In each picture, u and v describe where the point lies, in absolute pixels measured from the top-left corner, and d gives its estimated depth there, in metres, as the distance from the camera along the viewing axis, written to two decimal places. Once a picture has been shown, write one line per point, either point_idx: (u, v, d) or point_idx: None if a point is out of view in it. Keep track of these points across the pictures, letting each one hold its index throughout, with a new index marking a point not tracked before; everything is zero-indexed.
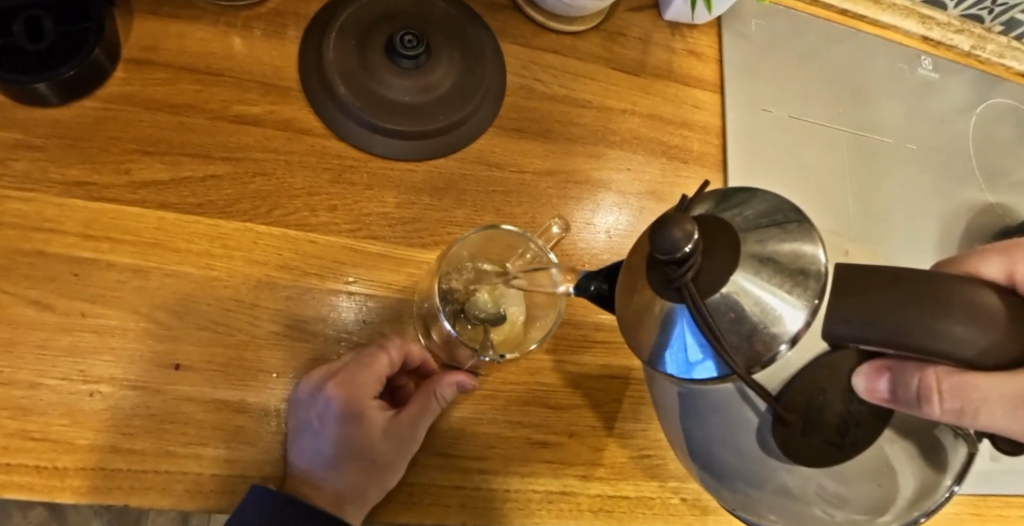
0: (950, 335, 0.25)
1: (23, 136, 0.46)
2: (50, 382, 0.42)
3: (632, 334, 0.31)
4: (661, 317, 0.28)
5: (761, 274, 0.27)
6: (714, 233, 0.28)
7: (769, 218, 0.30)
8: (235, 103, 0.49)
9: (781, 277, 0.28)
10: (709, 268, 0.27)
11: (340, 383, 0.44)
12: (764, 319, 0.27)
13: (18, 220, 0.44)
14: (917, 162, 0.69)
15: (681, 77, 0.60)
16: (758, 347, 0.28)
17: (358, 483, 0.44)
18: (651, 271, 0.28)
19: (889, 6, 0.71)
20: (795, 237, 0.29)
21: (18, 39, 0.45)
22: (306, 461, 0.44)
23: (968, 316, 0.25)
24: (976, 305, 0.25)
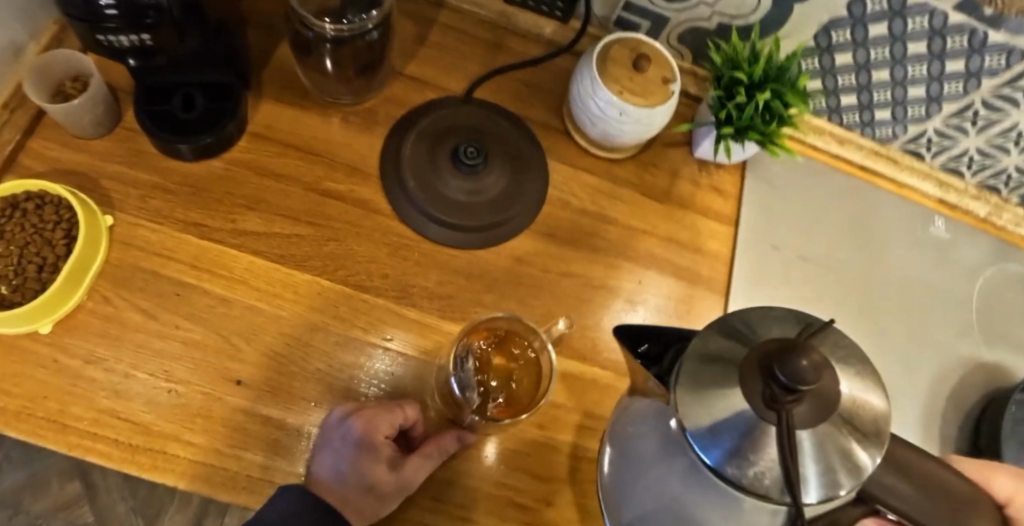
0: (904, 497, 0.27)
1: (162, 182, 0.59)
2: (140, 375, 0.54)
3: (682, 403, 0.29)
4: (739, 434, 0.27)
5: (841, 421, 0.28)
6: (822, 378, 0.28)
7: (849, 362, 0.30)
8: (326, 179, 0.62)
9: (856, 432, 0.28)
10: (806, 402, 0.27)
11: (365, 419, 0.52)
12: (832, 464, 0.27)
13: (145, 244, 0.57)
14: (915, 314, 0.74)
15: (699, 209, 0.69)
16: (809, 491, 0.28)
17: (359, 507, 0.51)
18: (750, 380, 0.27)
19: (909, 168, 0.77)
20: (868, 385, 0.30)
21: (176, 108, 0.59)
22: (323, 475, 0.52)
23: (938, 492, 0.27)
24: (956, 489, 0.28)
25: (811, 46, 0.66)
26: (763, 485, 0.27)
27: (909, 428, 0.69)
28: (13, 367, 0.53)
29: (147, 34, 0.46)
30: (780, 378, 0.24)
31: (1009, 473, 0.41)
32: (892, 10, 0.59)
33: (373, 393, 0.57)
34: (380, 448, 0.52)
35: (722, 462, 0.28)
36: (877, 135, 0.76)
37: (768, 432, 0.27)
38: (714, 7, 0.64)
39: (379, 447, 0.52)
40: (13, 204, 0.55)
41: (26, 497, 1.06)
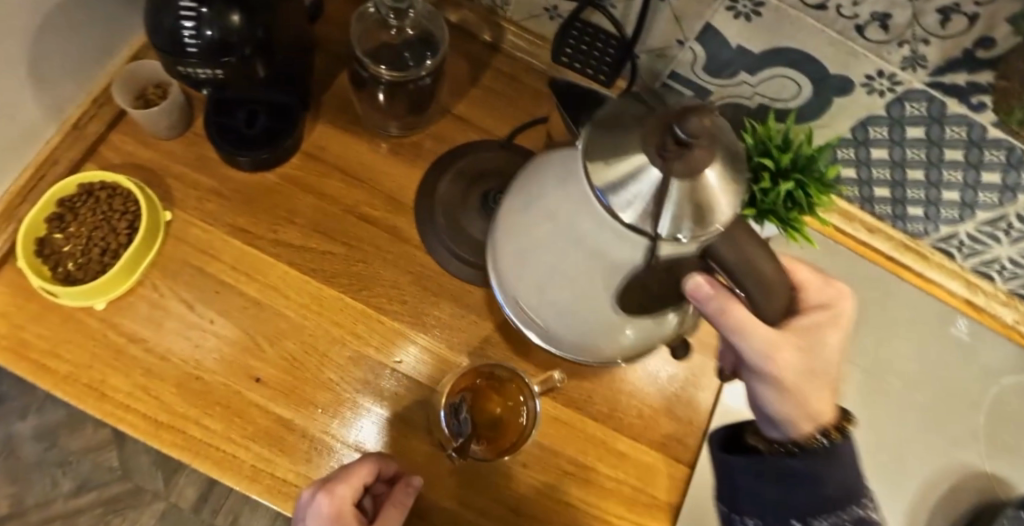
0: (734, 251, 0.31)
1: (219, 187, 0.65)
2: (174, 360, 0.60)
3: (593, 169, 0.32)
4: (626, 175, 0.31)
5: (719, 176, 0.31)
6: (720, 142, 0.31)
7: (733, 157, 0.32)
8: (364, 203, 0.66)
9: (731, 177, 0.31)
10: (699, 154, 0.30)
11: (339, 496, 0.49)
12: (697, 214, 0.30)
13: (196, 242, 0.63)
14: (916, 411, 0.75)
15: None
16: (678, 222, 0.30)
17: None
18: (653, 134, 0.31)
19: (937, 264, 0.77)
20: (738, 157, 0.33)
21: (240, 123, 0.65)
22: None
23: (749, 258, 0.31)
24: (763, 274, 0.32)
25: (848, 138, 0.68)
26: (627, 226, 0.32)
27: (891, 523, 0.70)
28: (68, 335, 0.60)
29: (221, 70, 0.52)
30: (676, 135, 0.29)
31: (833, 290, 0.46)
32: (930, 116, 0.59)
33: (375, 412, 0.61)
34: (354, 522, 0.50)
35: (606, 195, 0.31)
36: (909, 229, 0.75)
37: (640, 207, 0.31)
38: (755, 87, 0.66)
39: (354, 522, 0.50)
40: (89, 191, 0.62)
41: (63, 434, 1.19)
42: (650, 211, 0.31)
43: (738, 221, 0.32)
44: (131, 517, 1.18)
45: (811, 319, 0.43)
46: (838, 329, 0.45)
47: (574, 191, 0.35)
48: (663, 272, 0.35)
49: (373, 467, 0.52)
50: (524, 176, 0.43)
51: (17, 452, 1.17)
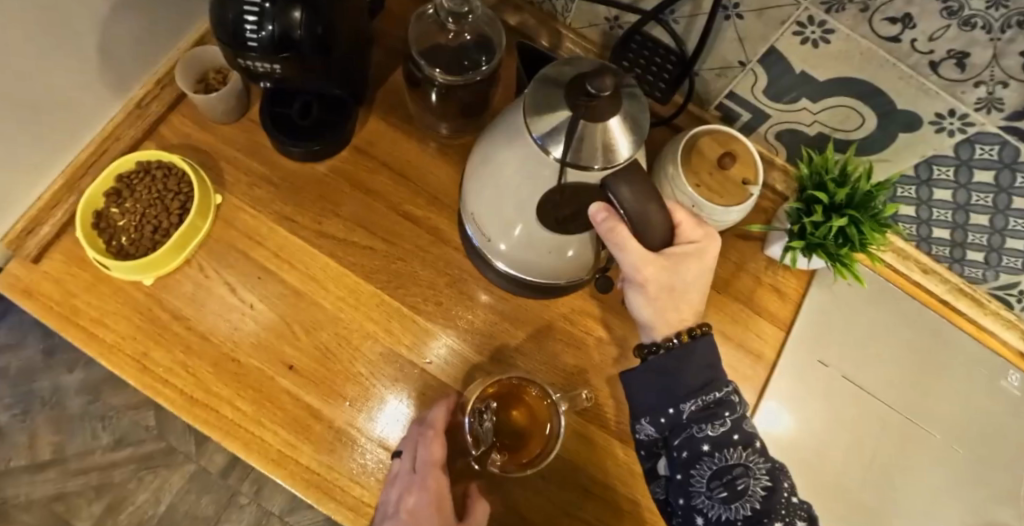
0: (617, 189, 0.46)
1: (270, 175, 0.67)
2: (213, 340, 0.62)
3: (533, 114, 0.48)
4: (563, 121, 0.46)
5: (623, 121, 0.46)
6: (625, 105, 0.46)
7: (635, 115, 0.47)
8: (408, 201, 0.67)
9: (631, 125, 0.46)
10: (608, 106, 0.44)
11: (428, 478, 0.54)
12: (605, 153, 0.46)
13: (243, 226, 0.65)
14: (958, 465, 0.71)
15: (754, 306, 0.70)
16: (588, 153, 0.46)
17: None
18: (572, 87, 0.45)
19: (994, 312, 0.73)
20: (643, 118, 0.47)
21: (294, 113, 0.66)
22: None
23: (644, 207, 0.47)
24: (649, 217, 0.47)
25: (910, 175, 0.65)
26: (555, 158, 0.47)
27: None
28: (116, 306, 0.62)
29: (278, 65, 0.53)
30: (589, 90, 0.44)
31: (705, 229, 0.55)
32: (1002, 161, 0.56)
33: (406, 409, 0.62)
34: (443, 501, 0.55)
35: (544, 138, 0.47)
36: (967, 273, 0.72)
37: (564, 138, 0.46)
38: (817, 115, 0.64)
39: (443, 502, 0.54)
40: (147, 169, 0.64)
41: (107, 389, 1.26)
42: (568, 145, 0.46)
43: (633, 163, 0.47)
44: (162, 475, 1.24)
45: (687, 240, 0.54)
46: (706, 262, 0.55)
47: (516, 134, 0.52)
48: (574, 198, 0.50)
49: (445, 409, 0.57)
50: (493, 129, 0.57)
51: (64, 402, 1.24)
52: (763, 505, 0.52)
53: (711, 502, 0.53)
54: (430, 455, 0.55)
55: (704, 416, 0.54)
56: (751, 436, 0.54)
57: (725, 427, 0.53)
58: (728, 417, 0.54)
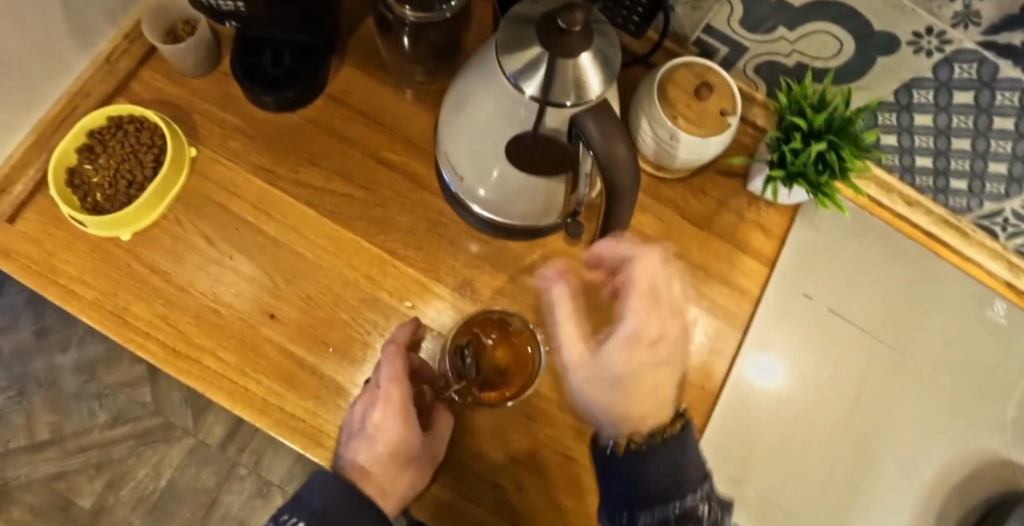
0: (587, 128, 0.46)
1: (245, 126, 0.66)
2: (193, 292, 0.62)
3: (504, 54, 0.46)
4: (534, 58, 0.44)
5: (595, 59, 0.44)
6: (595, 41, 0.45)
7: (606, 53, 0.45)
8: (385, 148, 0.67)
9: (603, 64, 0.45)
10: (580, 41, 0.43)
11: (391, 392, 0.54)
12: (577, 91, 0.44)
13: (219, 179, 0.65)
14: (944, 395, 0.71)
15: (738, 243, 0.69)
16: (561, 92, 0.44)
17: (405, 489, 0.55)
18: (543, 23, 0.44)
19: (978, 243, 0.73)
20: (615, 56, 0.46)
21: (266, 63, 0.65)
22: (361, 457, 0.54)
23: (614, 148, 0.47)
24: (618, 156, 0.47)
25: (890, 102, 0.64)
26: (529, 96, 0.45)
27: (907, 504, 0.68)
28: (95, 264, 0.62)
29: (241, 3, 0.52)
30: (560, 24, 0.43)
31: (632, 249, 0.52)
32: (981, 80, 0.55)
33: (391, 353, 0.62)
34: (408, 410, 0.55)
35: (517, 75, 0.45)
36: (951, 203, 0.72)
37: (536, 75, 0.44)
38: (794, 44, 0.63)
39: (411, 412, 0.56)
40: (119, 124, 0.63)
41: (101, 368, 1.26)
42: (542, 82, 0.44)
43: (603, 103, 0.46)
44: (161, 449, 1.24)
45: (633, 329, 0.49)
46: (657, 362, 0.50)
47: (488, 73, 0.51)
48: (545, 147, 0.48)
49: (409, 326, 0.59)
50: (466, 72, 0.57)
51: (59, 382, 1.24)
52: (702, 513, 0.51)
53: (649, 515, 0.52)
54: (392, 370, 0.55)
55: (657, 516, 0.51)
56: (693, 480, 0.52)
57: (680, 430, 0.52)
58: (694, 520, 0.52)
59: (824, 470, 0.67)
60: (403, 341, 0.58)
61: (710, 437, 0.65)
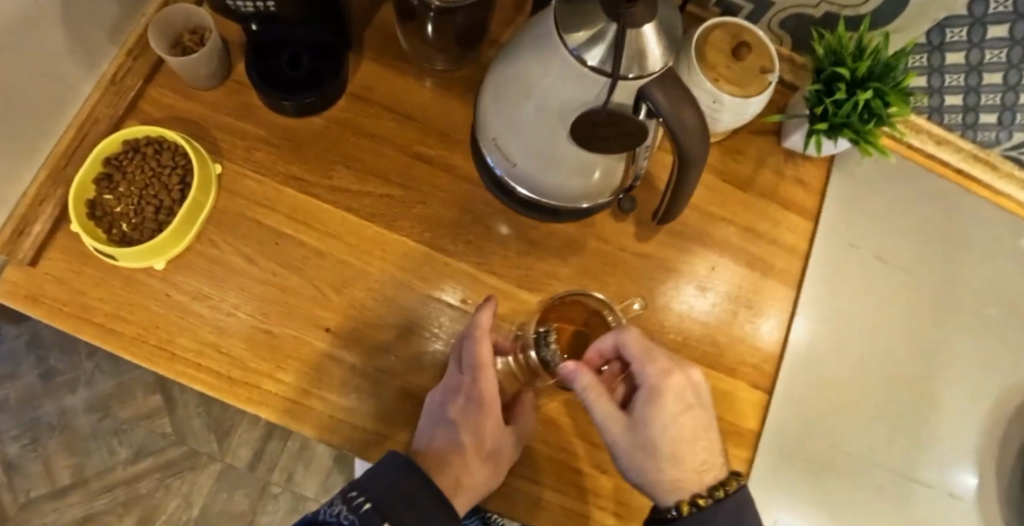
0: (656, 98, 0.45)
1: (267, 135, 0.63)
2: (241, 315, 0.59)
3: (564, 30, 0.45)
4: (599, 31, 0.43)
5: (659, 29, 0.44)
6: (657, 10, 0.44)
7: (666, 23, 0.45)
8: (418, 144, 0.64)
9: (665, 33, 0.45)
10: (646, 10, 0.43)
11: (470, 380, 0.56)
12: (644, 61, 0.44)
13: (250, 194, 0.62)
14: (988, 327, 0.73)
15: (781, 200, 0.69)
16: (629, 64, 0.44)
17: (482, 483, 0.56)
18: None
19: (1008, 175, 0.74)
20: (674, 23, 0.46)
21: (284, 67, 0.62)
22: (438, 442, 0.56)
23: (685, 118, 0.46)
24: (687, 123, 0.46)
25: (922, 42, 0.64)
26: (592, 69, 0.45)
27: (965, 436, 0.70)
28: (129, 296, 0.58)
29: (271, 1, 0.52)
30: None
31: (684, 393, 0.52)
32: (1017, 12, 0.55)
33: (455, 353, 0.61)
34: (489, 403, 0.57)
35: (580, 48, 0.45)
36: (979, 138, 0.72)
37: (603, 48, 0.44)
38: None
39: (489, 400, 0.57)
40: (135, 146, 0.60)
41: (114, 404, 1.21)
42: (607, 55, 0.44)
43: (669, 71, 0.46)
44: (189, 479, 1.21)
45: (679, 397, 0.52)
46: (699, 429, 0.53)
47: (542, 48, 0.49)
48: (615, 124, 0.47)
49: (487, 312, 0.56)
50: (509, 50, 0.55)
51: (73, 424, 1.20)
52: None
53: None
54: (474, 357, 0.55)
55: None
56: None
57: None
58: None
59: (890, 412, 0.68)
60: (488, 328, 0.56)
61: (779, 398, 0.65)
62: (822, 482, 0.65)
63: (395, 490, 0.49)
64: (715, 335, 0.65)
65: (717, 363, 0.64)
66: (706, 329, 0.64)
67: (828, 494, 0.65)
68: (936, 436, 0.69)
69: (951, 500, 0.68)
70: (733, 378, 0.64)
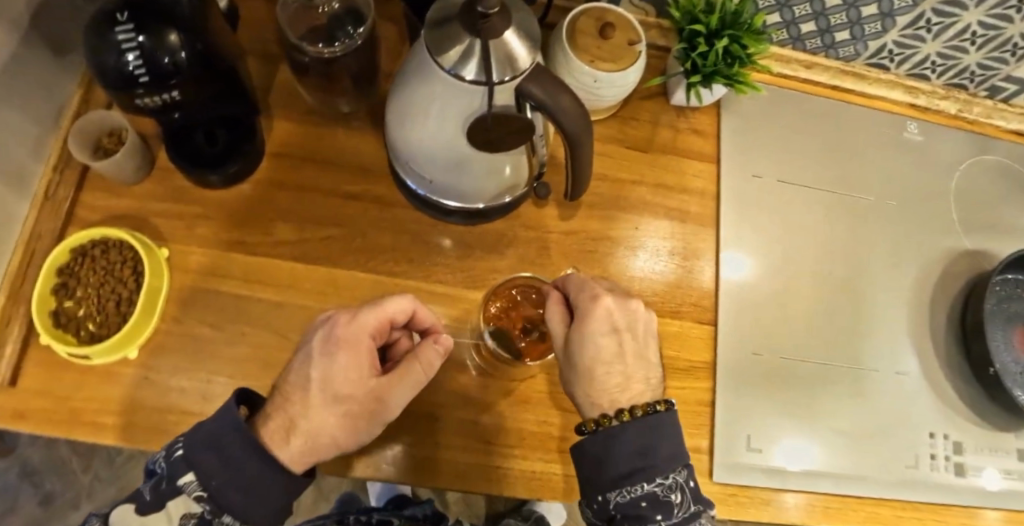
0: (533, 91, 0.50)
1: (203, 211, 0.67)
2: (220, 380, 0.63)
3: (438, 53, 0.51)
4: (467, 48, 0.49)
5: (518, 33, 0.50)
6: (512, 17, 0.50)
7: (524, 26, 0.51)
8: (343, 184, 0.70)
9: (525, 35, 0.50)
10: (501, 21, 0.48)
11: (345, 319, 0.53)
12: (513, 64, 0.50)
13: (200, 268, 0.66)
14: (895, 216, 0.81)
15: (680, 152, 0.76)
16: (501, 69, 0.50)
17: (316, 427, 0.50)
18: (463, 17, 0.49)
19: (876, 80, 0.82)
20: (532, 25, 0.52)
21: (202, 145, 0.67)
22: (296, 376, 0.52)
23: (562, 100, 0.52)
24: (566, 105, 0.52)
25: None
26: (471, 82, 0.50)
27: (899, 319, 0.77)
28: (111, 390, 0.62)
29: (175, 91, 0.55)
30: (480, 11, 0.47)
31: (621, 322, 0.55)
32: None
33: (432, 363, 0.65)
34: (356, 362, 0.52)
35: (455, 66, 0.50)
36: (842, 54, 0.81)
37: (474, 61, 0.49)
38: None
39: (360, 346, 0.52)
40: (83, 251, 0.64)
41: None
42: (480, 66, 0.50)
43: (538, 66, 0.51)
44: None
45: (605, 318, 0.55)
46: (623, 354, 0.55)
47: (425, 73, 0.54)
48: (505, 124, 0.52)
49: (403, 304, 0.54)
50: (399, 82, 0.60)
51: None
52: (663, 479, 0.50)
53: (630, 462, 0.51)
54: (366, 315, 0.53)
55: (626, 499, 0.50)
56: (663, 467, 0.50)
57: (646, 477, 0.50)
58: (660, 519, 0.49)
59: (824, 314, 0.75)
60: (386, 310, 0.53)
61: (722, 327, 0.71)
62: (779, 391, 0.71)
63: (218, 446, 0.47)
64: (651, 285, 0.71)
65: (661, 310, 0.70)
66: (643, 281, 0.70)
67: (787, 400, 0.71)
68: (873, 325, 0.76)
69: (898, 378, 0.75)
70: (678, 319, 0.70)
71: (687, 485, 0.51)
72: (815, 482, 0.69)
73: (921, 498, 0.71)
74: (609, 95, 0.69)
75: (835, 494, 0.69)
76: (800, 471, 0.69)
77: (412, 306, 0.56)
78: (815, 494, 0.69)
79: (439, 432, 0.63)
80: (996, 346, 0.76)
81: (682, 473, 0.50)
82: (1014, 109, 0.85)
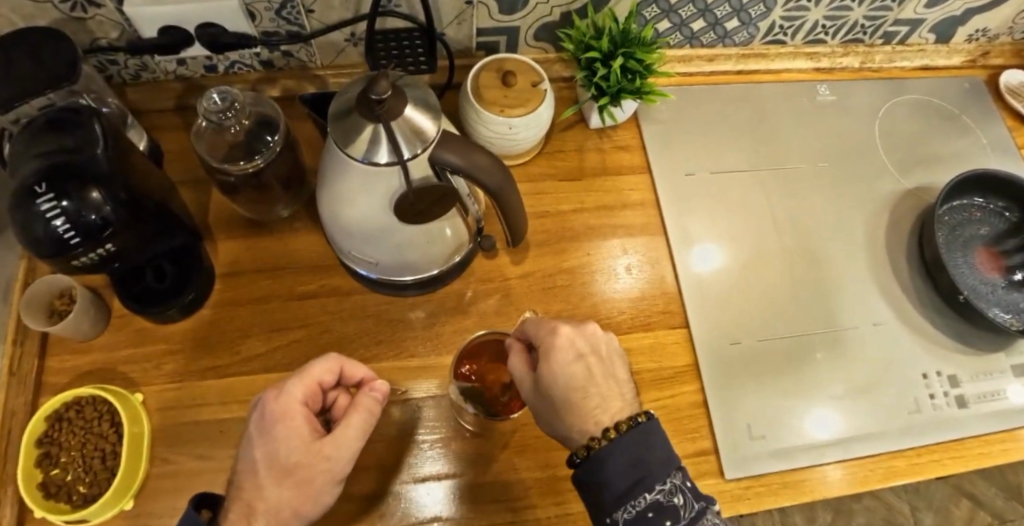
0: (447, 158, 0.52)
1: (168, 345, 0.68)
2: None
3: (348, 145, 0.52)
4: (372, 135, 0.51)
5: (416, 109, 0.52)
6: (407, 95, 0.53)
7: (422, 100, 0.53)
8: (299, 286, 0.71)
9: (424, 108, 0.53)
10: (396, 102, 0.51)
11: (273, 394, 0.53)
12: (420, 137, 0.52)
13: (177, 402, 0.66)
14: (830, 176, 0.83)
15: (612, 170, 0.78)
16: (408, 145, 0.51)
17: (274, 504, 0.50)
18: (360, 107, 0.51)
19: (777, 55, 0.86)
20: (429, 97, 0.54)
21: (152, 283, 0.68)
22: (243, 463, 0.52)
23: (475, 158, 0.53)
24: (481, 162, 0.53)
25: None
26: (385, 164, 0.52)
27: (862, 273, 0.79)
28: None
29: (111, 243, 0.56)
30: (373, 98, 0.50)
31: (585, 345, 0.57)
32: None
33: (423, 437, 0.65)
34: (297, 429, 0.52)
35: (366, 154, 0.52)
36: (737, 41, 0.84)
37: (382, 145, 0.51)
38: (549, 2, 0.71)
39: (295, 414, 0.52)
40: (58, 416, 0.63)
41: None
42: (389, 148, 0.51)
43: (445, 133, 0.53)
44: None
45: (569, 346, 0.56)
46: (594, 376, 0.56)
47: (339, 165, 0.55)
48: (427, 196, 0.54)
49: (325, 364, 0.55)
50: (320, 177, 0.62)
51: None
52: (668, 485, 0.50)
53: (628, 476, 0.50)
54: (292, 382, 0.53)
55: (632, 514, 0.49)
56: (662, 471, 0.50)
57: (652, 492, 0.50)
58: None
59: (788, 286, 0.76)
60: (308, 372, 0.54)
61: (694, 325, 0.72)
62: (763, 372, 0.72)
63: None
64: (616, 303, 0.72)
65: (632, 326, 0.71)
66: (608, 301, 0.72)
67: (774, 380, 0.72)
68: (838, 283, 0.78)
69: (875, 328, 0.76)
70: (651, 330, 0.71)
71: (685, 486, 0.51)
72: (824, 452, 0.69)
73: (931, 440, 0.71)
74: (528, 136, 0.71)
75: (847, 459, 0.69)
76: (806, 445, 0.69)
77: (336, 362, 0.56)
78: (828, 463, 0.69)
79: (446, 502, 0.63)
80: (960, 273, 0.78)
81: (677, 475, 0.51)
82: (913, 48, 0.89)
